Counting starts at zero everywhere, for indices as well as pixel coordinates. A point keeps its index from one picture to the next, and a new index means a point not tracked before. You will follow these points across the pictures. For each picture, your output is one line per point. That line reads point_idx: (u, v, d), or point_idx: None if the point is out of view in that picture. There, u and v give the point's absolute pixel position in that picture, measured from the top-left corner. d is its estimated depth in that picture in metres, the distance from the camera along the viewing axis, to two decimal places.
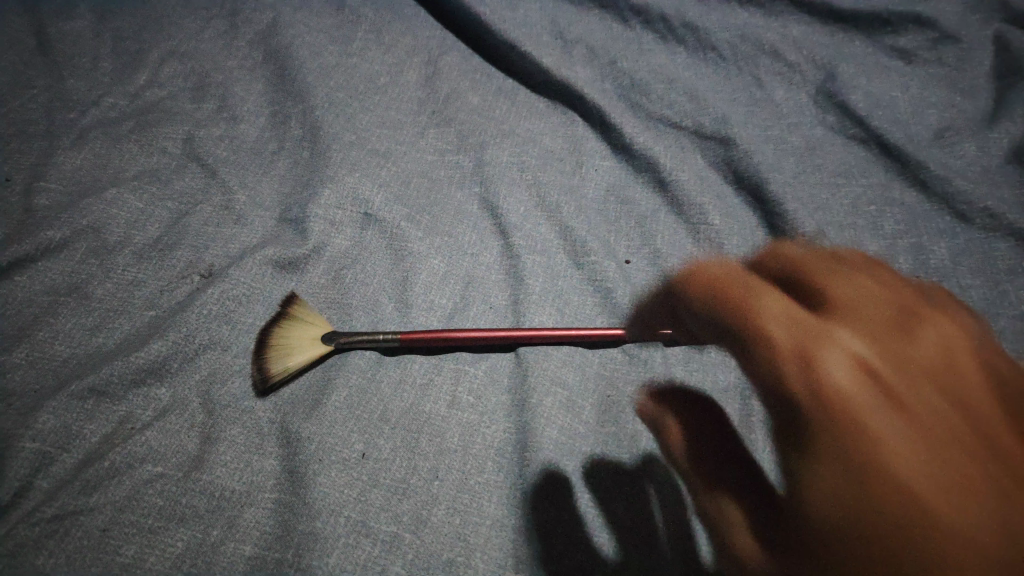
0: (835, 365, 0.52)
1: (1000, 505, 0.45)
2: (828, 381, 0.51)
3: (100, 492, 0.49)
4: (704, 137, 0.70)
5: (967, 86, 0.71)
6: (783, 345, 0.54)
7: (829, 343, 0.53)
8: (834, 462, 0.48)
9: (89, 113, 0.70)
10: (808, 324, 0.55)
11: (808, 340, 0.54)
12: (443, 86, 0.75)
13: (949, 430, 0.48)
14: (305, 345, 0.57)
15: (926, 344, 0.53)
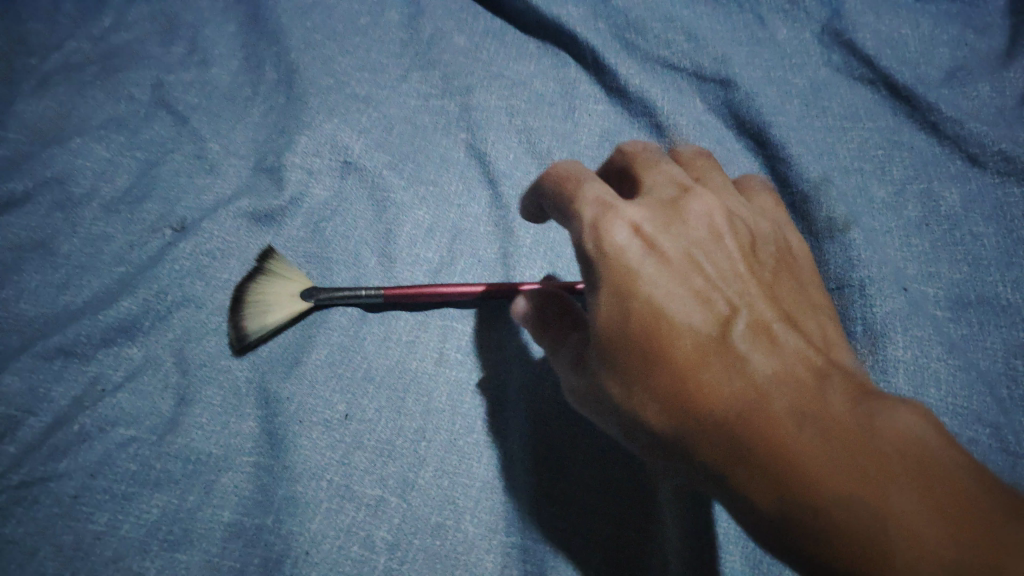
0: (638, 249, 0.39)
1: (836, 371, 0.38)
2: (619, 258, 0.39)
3: (70, 457, 0.47)
4: (704, 79, 0.66)
5: (980, 23, 0.67)
6: (581, 206, 0.41)
7: (614, 215, 0.40)
8: (636, 357, 0.38)
9: (50, 58, 0.65)
10: (592, 190, 0.42)
11: (612, 212, 0.40)
12: (426, 25, 0.70)
13: (744, 301, 0.40)
14: (282, 300, 0.54)
15: (710, 216, 0.43)
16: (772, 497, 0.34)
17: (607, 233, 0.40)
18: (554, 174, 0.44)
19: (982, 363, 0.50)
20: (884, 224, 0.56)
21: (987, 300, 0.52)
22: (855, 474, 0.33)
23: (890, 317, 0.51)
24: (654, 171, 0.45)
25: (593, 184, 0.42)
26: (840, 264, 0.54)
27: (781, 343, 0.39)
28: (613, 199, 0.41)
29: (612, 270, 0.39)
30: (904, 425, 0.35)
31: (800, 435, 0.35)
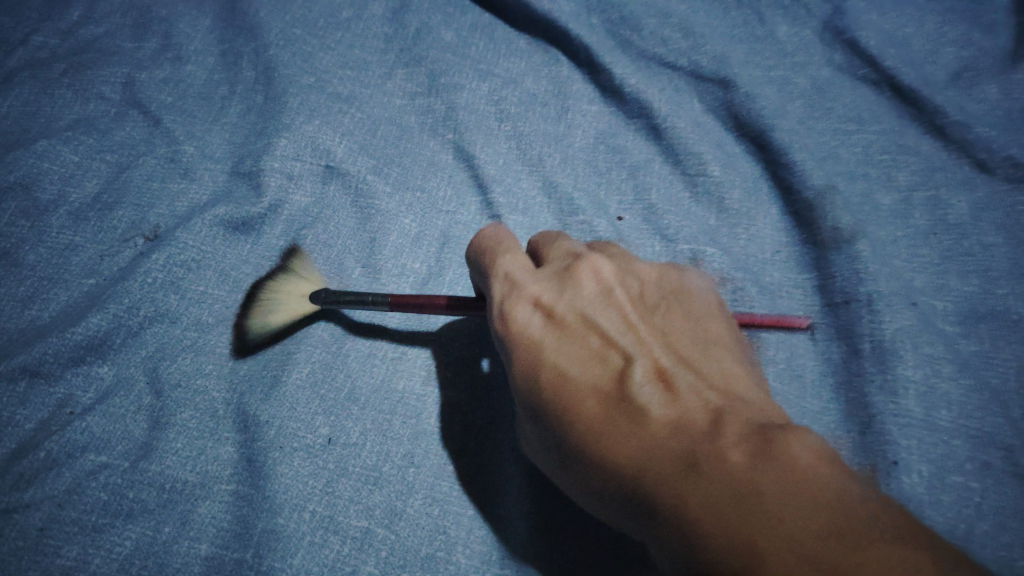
0: (542, 316, 0.43)
1: (742, 416, 0.37)
2: (526, 329, 0.42)
3: (36, 487, 0.43)
4: (702, 79, 0.64)
5: (986, 21, 0.65)
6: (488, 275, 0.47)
7: (515, 287, 0.44)
8: (544, 409, 0.40)
9: (15, 54, 0.61)
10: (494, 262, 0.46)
11: (520, 281, 0.44)
12: (412, 21, 0.67)
13: (643, 350, 0.42)
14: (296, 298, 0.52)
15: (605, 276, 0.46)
16: (672, 540, 0.33)
17: (515, 310, 0.43)
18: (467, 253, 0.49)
19: (994, 381, 0.47)
20: (890, 233, 0.54)
21: (998, 313, 0.50)
22: (728, 514, 0.32)
23: (900, 334, 0.48)
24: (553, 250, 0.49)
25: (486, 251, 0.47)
26: (846, 277, 0.52)
27: (682, 390, 0.40)
28: (520, 268, 0.46)
29: (517, 337, 0.42)
30: (794, 455, 0.33)
31: (678, 472, 0.35)
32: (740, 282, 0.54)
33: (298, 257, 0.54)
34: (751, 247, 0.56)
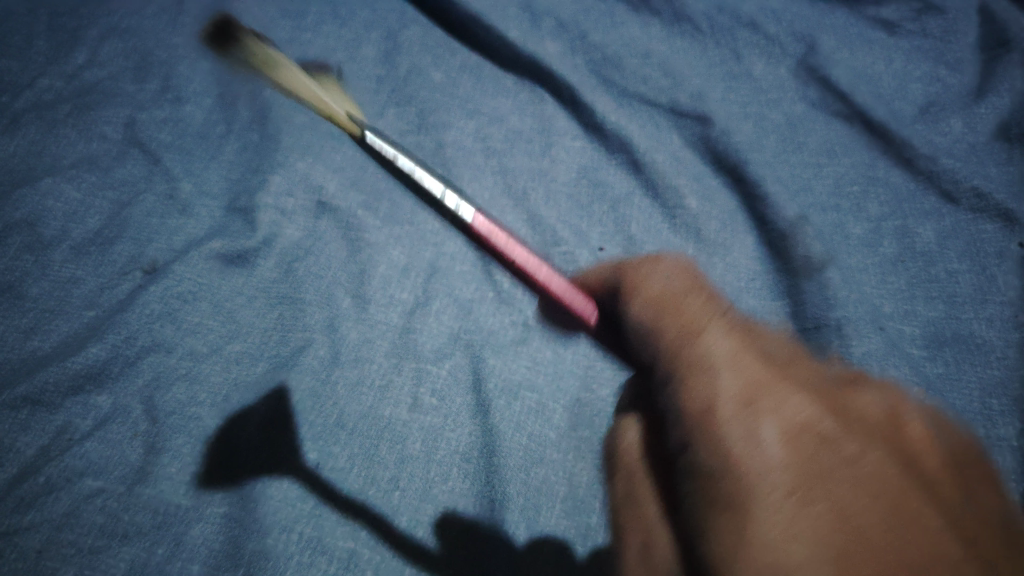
0: (791, 439, 0.40)
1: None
2: (775, 453, 0.39)
3: (35, 510, 0.45)
4: (681, 115, 0.67)
5: (952, 58, 0.68)
6: (708, 352, 0.43)
7: (750, 398, 0.41)
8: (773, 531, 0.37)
9: (21, 97, 0.63)
10: (707, 344, 0.44)
11: (756, 383, 0.42)
12: (403, 62, 0.70)
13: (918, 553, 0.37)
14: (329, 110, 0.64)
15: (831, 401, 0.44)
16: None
17: (740, 433, 0.40)
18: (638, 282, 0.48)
19: (960, 404, 0.49)
20: (860, 261, 0.57)
21: (962, 338, 0.52)
22: None
23: (867, 358, 0.51)
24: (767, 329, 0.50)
25: (696, 315, 0.45)
26: (817, 304, 0.55)
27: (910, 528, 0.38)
28: (743, 359, 0.43)
29: (758, 462, 0.39)
30: None
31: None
32: None
33: None
34: (726, 275, 0.57)
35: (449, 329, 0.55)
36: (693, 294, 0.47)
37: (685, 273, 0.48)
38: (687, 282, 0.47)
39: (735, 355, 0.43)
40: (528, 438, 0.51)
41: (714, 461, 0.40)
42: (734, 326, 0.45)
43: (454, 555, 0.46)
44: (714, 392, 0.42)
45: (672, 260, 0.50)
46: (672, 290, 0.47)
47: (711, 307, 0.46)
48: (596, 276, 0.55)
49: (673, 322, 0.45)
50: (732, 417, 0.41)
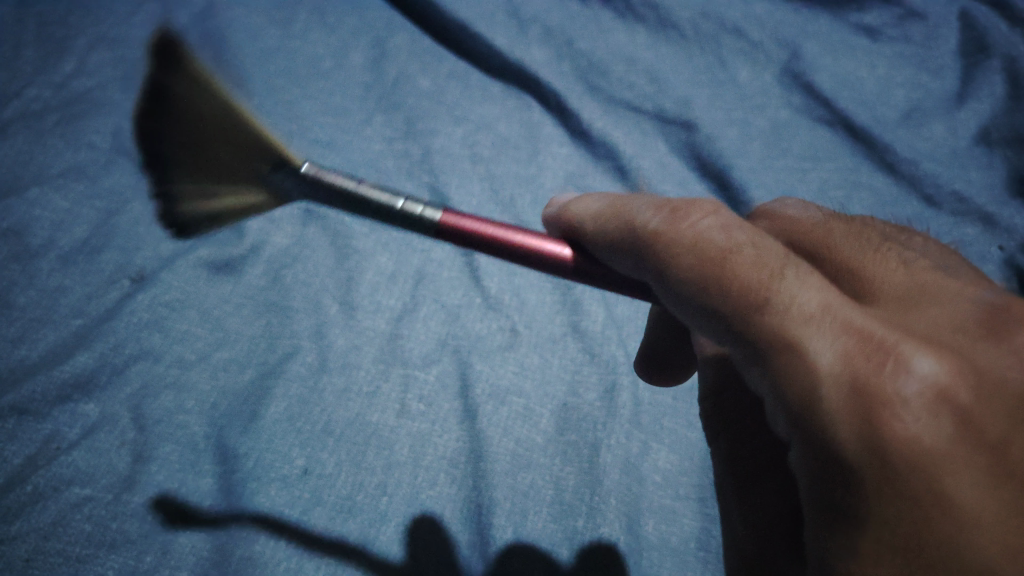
0: (933, 421, 0.26)
1: None
2: (928, 444, 0.26)
3: (22, 519, 0.44)
4: (666, 121, 0.67)
5: (933, 64, 0.69)
6: (785, 321, 0.28)
7: (861, 377, 0.27)
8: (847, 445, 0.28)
9: (9, 107, 0.63)
10: (793, 322, 0.28)
11: (871, 351, 0.27)
12: (391, 69, 0.70)
13: None
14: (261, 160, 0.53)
15: (980, 345, 0.28)
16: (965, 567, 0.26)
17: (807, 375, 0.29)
18: (615, 220, 0.38)
19: None
20: None
21: None
22: None
23: None
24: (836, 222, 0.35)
25: (751, 277, 0.30)
26: None
27: None
28: (838, 317, 0.28)
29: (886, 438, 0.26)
30: None
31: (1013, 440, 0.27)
32: None
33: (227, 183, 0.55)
34: None
35: (437, 335, 0.55)
36: (739, 245, 0.31)
37: (713, 215, 0.33)
38: (725, 229, 0.32)
39: (821, 316, 0.28)
40: (515, 442, 0.51)
41: (839, 472, 0.27)
42: (813, 273, 0.29)
43: (424, 545, 0.46)
44: (807, 373, 0.28)
45: (704, 202, 0.34)
46: (703, 249, 0.31)
47: (773, 250, 0.30)
48: (588, 225, 0.40)
49: (722, 292, 0.30)
50: (846, 406, 0.27)
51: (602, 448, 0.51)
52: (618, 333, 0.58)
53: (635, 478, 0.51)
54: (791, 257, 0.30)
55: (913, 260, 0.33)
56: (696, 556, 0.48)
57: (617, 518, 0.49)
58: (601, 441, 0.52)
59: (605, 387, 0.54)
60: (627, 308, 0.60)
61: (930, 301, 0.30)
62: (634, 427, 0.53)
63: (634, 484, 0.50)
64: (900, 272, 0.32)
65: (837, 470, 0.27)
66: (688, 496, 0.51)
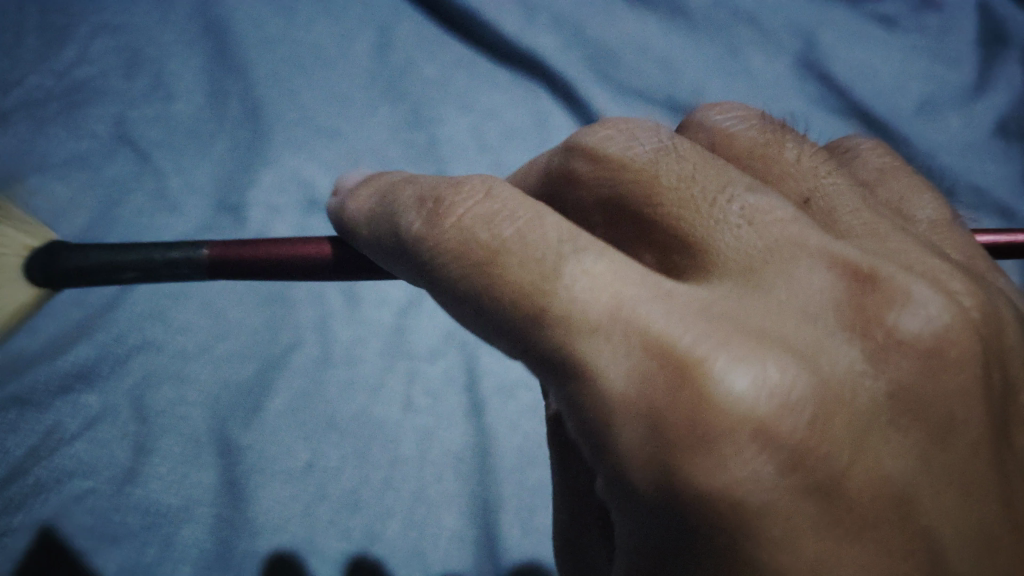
0: (742, 452, 0.26)
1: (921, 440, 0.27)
2: (746, 487, 0.25)
3: (24, 511, 0.44)
4: (678, 111, 0.66)
5: (950, 54, 0.68)
6: (569, 336, 0.27)
7: (655, 409, 0.26)
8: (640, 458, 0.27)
9: (10, 93, 0.61)
10: (577, 337, 0.27)
11: (661, 372, 0.26)
12: (396, 58, 0.69)
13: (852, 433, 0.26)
14: (19, 235, 0.47)
15: (802, 341, 0.27)
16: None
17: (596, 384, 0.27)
18: (389, 211, 0.35)
19: None
20: None
21: None
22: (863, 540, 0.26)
23: None
24: (663, 165, 0.32)
25: (526, 277, 0.28)
26: None
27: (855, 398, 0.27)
28: (622, 329, 0.27)
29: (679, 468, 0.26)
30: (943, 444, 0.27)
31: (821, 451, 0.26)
32: None
33: None
34: None
35: (442, 328, 0.54)
36: (511, 238, 0.29)
37: (482, 200, 0.31)
38: (490, 223, 0.30)
39: (606, 327, 0.27)
40: (523, 437, 0.51)
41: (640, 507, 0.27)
42: (598, 268, 0.28)
43: (431, 538, 0.46)
44: (599, 397, 0.27)
45: (471, 185, 0.32)
46: (470, 250, 0.29)
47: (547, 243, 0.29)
48: (366, 227, 0.37)
49: (496, 301, 0.28)
50: (642, 440, 0.26)
51: None
52: None
53: None
54: (565, 247, 0.28)
55: (757, 204, 0.31)
56: None
57: None
58: None
59: None
60: None
61: (765, 273, 0.29)
62: None
63: None
64: (741, 232, 0.30)
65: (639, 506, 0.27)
66: None
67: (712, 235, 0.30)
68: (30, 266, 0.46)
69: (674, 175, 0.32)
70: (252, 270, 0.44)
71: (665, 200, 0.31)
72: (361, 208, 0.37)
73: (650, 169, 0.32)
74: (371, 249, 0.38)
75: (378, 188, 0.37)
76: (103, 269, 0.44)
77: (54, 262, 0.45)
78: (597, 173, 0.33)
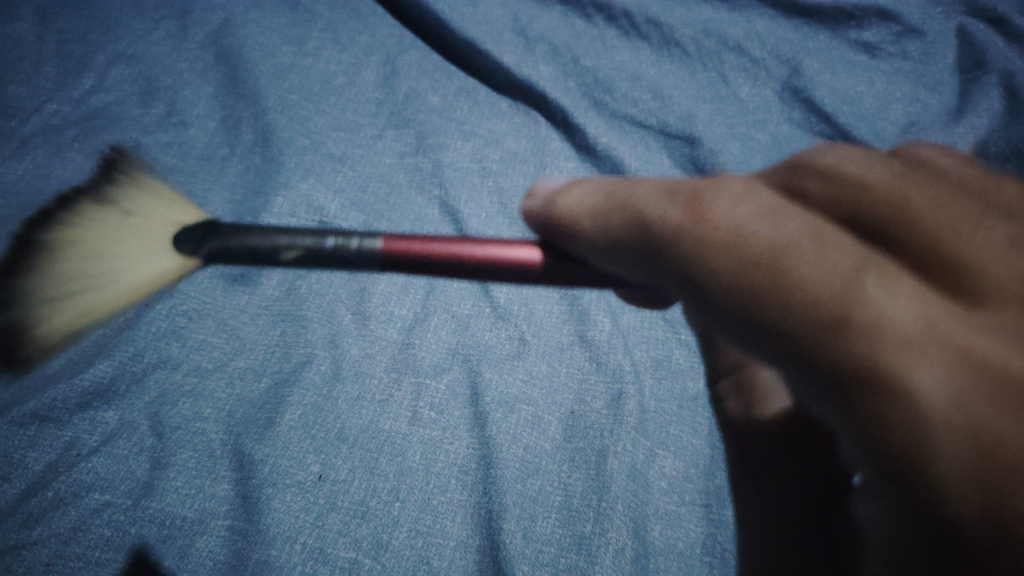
0: None
1: None
2: None
3: (43, 524, 0.45)
4: (670, 136, 0.69)
5: (932, 80, 0.71)
6: (875, 348, 0.30)
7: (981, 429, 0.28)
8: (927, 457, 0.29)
9: (30, 122, 0.64)
10: (885, 349, 0.30)
11: (978, 389, 0.28)
12: (401, 86, 0.72)
13: None
14: (167, 212, 0.59)
15: None
16: None
17: (897, 386, 0.30)
18: (633, 216, 0.41)
19: None
20: None
21: None
22: None
23: None
24: (913, 189, 0.34)
25: (823, 285, 0.32)
26: None
27: None
28: (936, 342, 0.29)
29: (987, 477, 0.28)
30: None
31: None
32: None
33: (137, 232, 0.57)
34: None
35: (447, 345, 0.57)
36: (797, 246, 0.33)
37: (744, 200, 0.36)
38: (775, 228, 0.34)
39: (916, 337, 0.30)
40: (524, 449, 0.52)
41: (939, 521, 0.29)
42: (898, 283, 0.31)
43: (438, 549, 0.48)
44: (915, 411, 0.29)
45: (729, 188, 0.37)
46: (747, 250, 0.34)
47: (831, 254, 0.32)
48: (610, 228, 0.43)
49: (786, 310, 0.32)
50: (962, 453, 0.28)
51: (609, 455, 0.52)
52: (624, 342, 0.58)
53: (640, 483, 0.52)
54: (866, 260, 0.32)
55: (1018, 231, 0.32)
56: (700, 560, 0.49)
57: (623, 523, 0.50)
58: (608, 448, 0.52)
59: (612, 396, 0.55)
60: (633, 318, 0.60)
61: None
62: (640, 433, 0.54)
63: (639, 489, 0.51)
64: (1003, 247, 0.31)
65: (941, 522, 0.29)
66: (693, 501, 0.52)
67: (976, 249, 0.31)
68: (184, 241, 0.56)
69: (925, 198, 0.33)
70: (420, 261, 0.55)
71: (923, 220, 0.33)
72: (570, 206, 0.48)
73: (900, 188, 0.34)
74: (589, 243, 0.46)
75: (596, 192, 0.46)
76: (268, 249, 0.55)
77: (213, 238, 0.57)
78: (831, 188, 0.36)
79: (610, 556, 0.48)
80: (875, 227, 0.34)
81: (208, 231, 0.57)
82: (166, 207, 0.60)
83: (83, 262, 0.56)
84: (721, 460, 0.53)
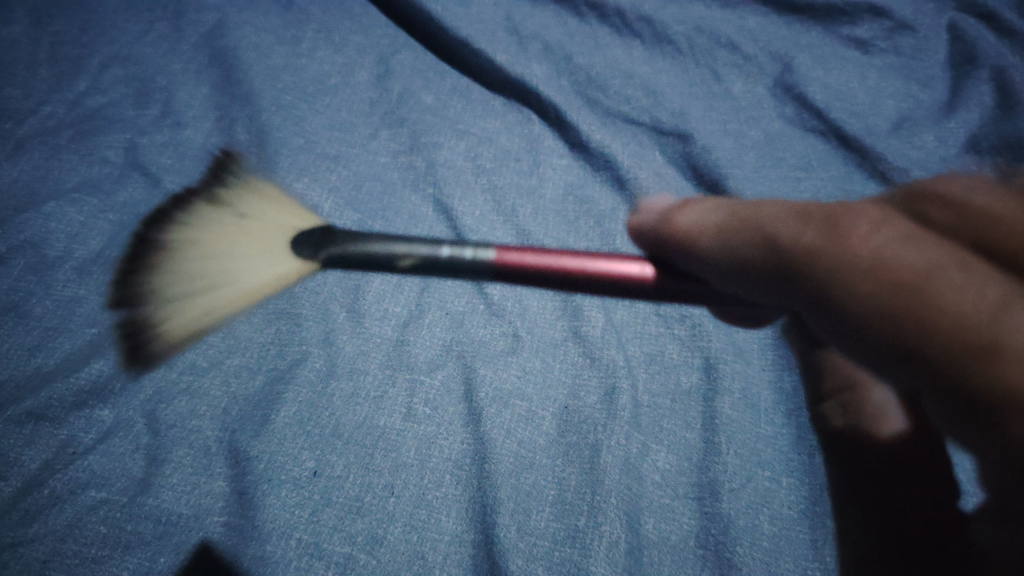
0: None
1: None
2: None
3: (39, 522, 0.46)
4: (664, 134, 0.69)
5: (923, 76, 0.72)
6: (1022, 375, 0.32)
7: None
8: None
9: (25, 124, 0.64)
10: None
11: None
12: (394, 86, 0.72)
13: None
14: (288, 220, 0.61)
15: None
16: None
17: None
18: (753, 233, 0.44)
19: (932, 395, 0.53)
20: None
21: None
22: None
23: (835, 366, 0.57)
24: None
25: (966, 313, 0.34)
26: None
27: None
28: None
29: None
30: None
31: None
32: (697, 318, 0.60)
33: (255, 239, 0.60)
34: None
35: (441, 342, 0.57)
36: (935, 272, 0.35)
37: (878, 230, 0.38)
38: (912, 256, 0.36)
39: None
40: (518, 444, 0.52)
41: None
42: None
43: (432, 543, 0.48)
44: None
45: (862, 215, 0.39)
46: (885, 278, 0.36)
47: (977, 283, 0.34)
48: (724, 247, 0.47)
49: (932, 338, 0.35)
50: None
51: (603, 449, 0.52)
52: (618, 337, 0.58)
53: (634, 477, 0.52)
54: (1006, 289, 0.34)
55: None
56: (694, 553, 0.49)
57: (617, 517, 0.50)
58: (601, 443, 0.53)
59: (605, 390, 0.55)
60: (627, 313, 0.60)
61: None
62: (634, 427, 0.54)
63: (633, 483, 0.52)
64: None
65: None
66: (686, 495, 0.52)
67: None
68: (301, 246, 0.59)
69: None
70: (533, 274, 0.58)
71: None
72: (695, 224, 0.50)
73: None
74: (706, 258, 0.49)
75: (723, 213, 0.49)
76: (386, 258, 0.59)
77: (331, 243, 0.59)
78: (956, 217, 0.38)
79: (603, 550, 0.48)
80: (1004, 248, 0.36)
81: (318, 240, 0.59)
82: (278, 210, 0.62)
83: (206, 263, 0.58)
84: (712, 453, 0.53)
